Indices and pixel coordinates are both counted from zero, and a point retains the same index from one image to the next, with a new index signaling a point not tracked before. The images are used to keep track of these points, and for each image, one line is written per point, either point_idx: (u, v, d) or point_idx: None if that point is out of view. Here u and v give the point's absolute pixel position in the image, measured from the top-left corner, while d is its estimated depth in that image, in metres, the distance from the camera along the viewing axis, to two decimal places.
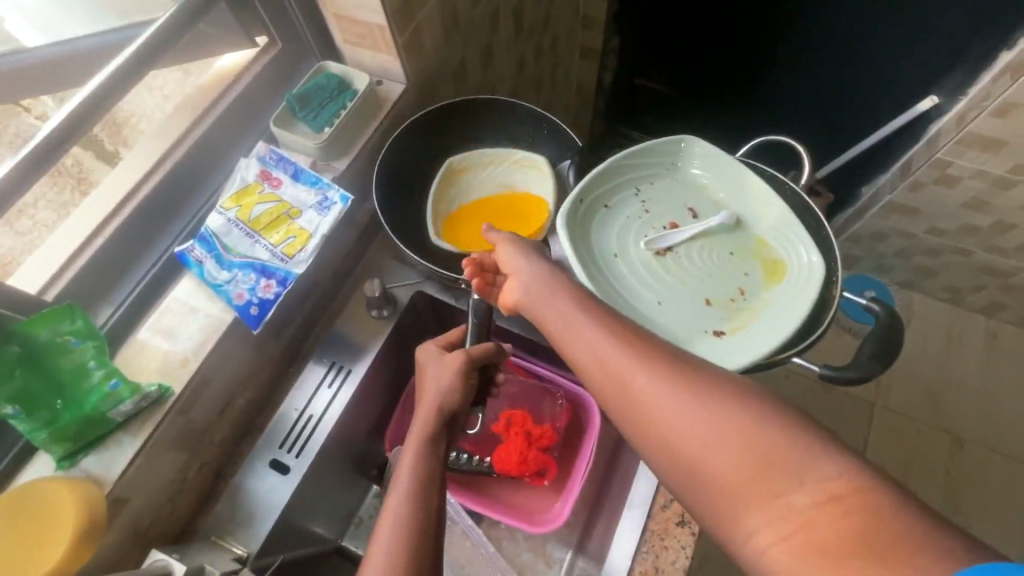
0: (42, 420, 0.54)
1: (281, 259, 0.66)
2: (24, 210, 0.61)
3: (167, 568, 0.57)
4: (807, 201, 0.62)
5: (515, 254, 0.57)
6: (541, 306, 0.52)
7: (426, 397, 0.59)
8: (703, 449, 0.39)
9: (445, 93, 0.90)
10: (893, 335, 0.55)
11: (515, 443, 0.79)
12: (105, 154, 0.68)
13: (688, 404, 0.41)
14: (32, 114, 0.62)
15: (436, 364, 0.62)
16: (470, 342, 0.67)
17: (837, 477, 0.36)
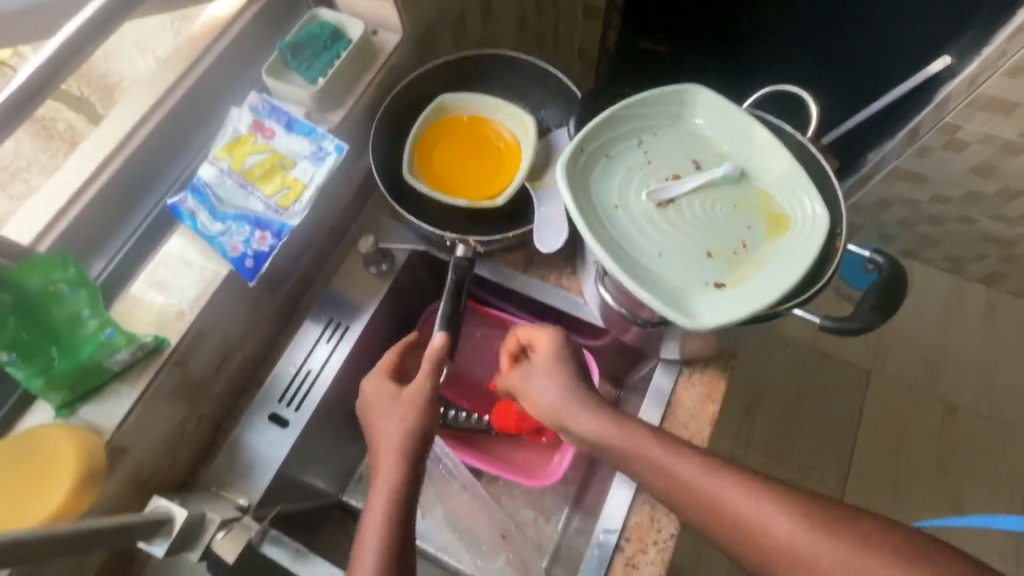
0: (37, 368, 0.54)
1: (276, 211, 0.64)
2: (18, 173, 0.62)
3: (169, 514, 0.57)
4: (813, 153, 0.62)
5: (549, 393, 0.64)
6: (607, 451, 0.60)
7: (383, 448, 0.60)
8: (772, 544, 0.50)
9: (443, 46, 0.87)
10: (895, 286, 0.54)
11: (514, 400, 0.80)
12: (94, 117, 0.66)
13: (745, 504, 0.51)
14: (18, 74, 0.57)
15: (387, 410, 0.62)
16: (444, 308, 0.73)
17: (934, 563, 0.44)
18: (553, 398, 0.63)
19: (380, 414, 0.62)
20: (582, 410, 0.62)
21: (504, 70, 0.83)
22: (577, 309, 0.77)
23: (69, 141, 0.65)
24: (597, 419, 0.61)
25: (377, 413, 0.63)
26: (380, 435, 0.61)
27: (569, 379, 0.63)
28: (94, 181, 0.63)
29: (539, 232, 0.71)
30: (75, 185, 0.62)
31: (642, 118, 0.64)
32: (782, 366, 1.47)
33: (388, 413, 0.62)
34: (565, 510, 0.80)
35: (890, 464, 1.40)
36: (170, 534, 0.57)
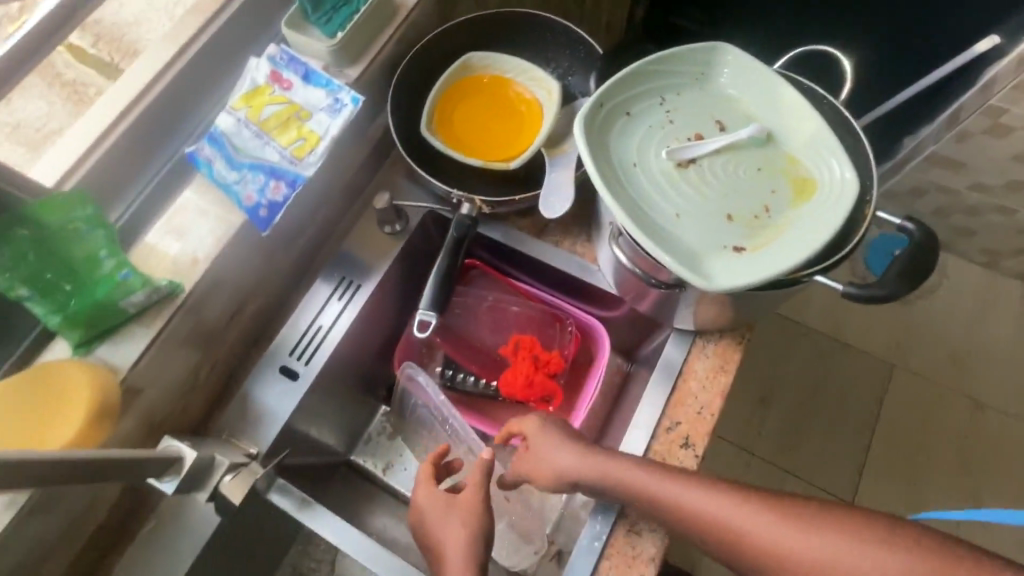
0: (55, 305, 0.56)
1: (291, 161, 0.64)
2: (51, 137, 0.62)
3: (179, 453, 0.59)
4: (845, 116, 0.59)
5: (552, 458, 0.63)
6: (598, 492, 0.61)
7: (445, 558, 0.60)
8: (790, 567, 0.50)
9: (466, 6, 0.86)
10: (927, 253, 0.51)
11: (523, 367, 0.79)
12: (103, 67, 0.64)
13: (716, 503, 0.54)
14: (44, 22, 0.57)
15: (444, 517, 0.62)
16: (441, 261, 0.73)
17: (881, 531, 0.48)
18: (556, 456, 0.63)
19: (438, 521, 0.62)
20: (590, 463, 0.61)
21: (526, 30, 0.81)
22: (591, 277, 0.76)
23: (75, 95, 0.63)
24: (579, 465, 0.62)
25: (433, 520, 0.62)
26: (443, 533, 0.61)
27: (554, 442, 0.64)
28: (118, 124, 0.63)
29: (547, 194, 0.70)
30: (103, 125, 0.62)
31: (666, 76, 0.61)
32: (800, 354, 1.44)
33: (445, 516, 0.62)
34: None
35: (908, 460, 1.36)
36: (178, 473, 0.58)
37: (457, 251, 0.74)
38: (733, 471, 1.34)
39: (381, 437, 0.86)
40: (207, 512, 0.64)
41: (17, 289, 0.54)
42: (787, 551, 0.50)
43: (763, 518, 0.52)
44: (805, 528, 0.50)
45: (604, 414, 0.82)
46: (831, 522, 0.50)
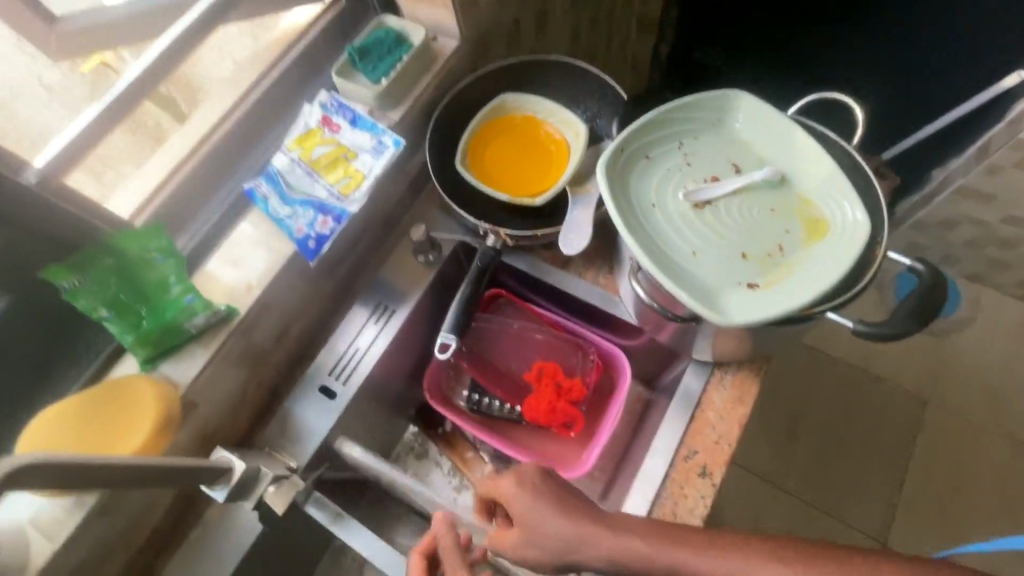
0: (129, 324, 0.63)
1: (338, 199, 0.71)
2: (109, 164, 0.67)
3: (230, 464, 0.64)
4: (857, 160, 0.62)
5: (541, 526, 0.56)
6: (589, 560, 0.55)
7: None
8: None
9: (498, 51, 0.92)
10: (936, 294, 0.54)
11: (545, 393, 0.82)
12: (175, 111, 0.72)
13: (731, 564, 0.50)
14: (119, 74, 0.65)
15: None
16: (466, 288, 0.78)
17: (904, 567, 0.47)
18: (548, 532, 0.55)
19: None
20: (584, 536, 0.54)
21: (556, 74, 0.87)
22: (613, 308, 0.80)
23: (154, 136, 0.70)
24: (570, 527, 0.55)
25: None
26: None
27: (542, 503, 0.57)
28: (187, 163, 0.71)
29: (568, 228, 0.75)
30: (175, 163, 0.71)
31: (684, 122, 0.66)
32: (827, 385, 1.43)
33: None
34: None
35: (942, 499, 1.32)
36: (228, 482, 0.64)
37: (481, 280, 0.79)
38: (756, 502, 1.33)
39: (408, 457, 0.90)
40: (250, 521, 0.69)
41: (99, 310, 0.61)
42: None
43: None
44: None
45: (625, 441, 0.85)
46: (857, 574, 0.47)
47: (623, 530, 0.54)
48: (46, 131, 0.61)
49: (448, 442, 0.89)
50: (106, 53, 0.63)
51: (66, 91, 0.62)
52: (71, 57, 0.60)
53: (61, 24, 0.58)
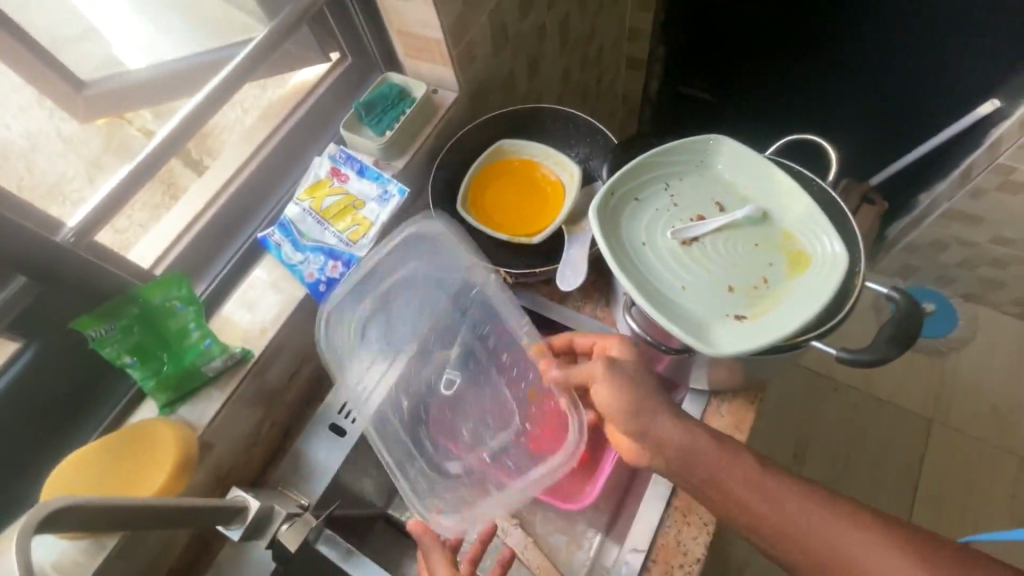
0: (151, 369, 0.66)
1: (346, 244, 0.76)
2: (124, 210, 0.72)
3: (245, 503, 0.67)
4: (832, 196, 0.66)
5: (634, 386, 0.65)
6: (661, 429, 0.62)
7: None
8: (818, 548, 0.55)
9: (495, 100, 0.98)
10: (913, 322, 0.57)
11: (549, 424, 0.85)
12: (192, 163, 0.78)
13: (768, 486, 0.58)
14: (133, 126, 0.71)
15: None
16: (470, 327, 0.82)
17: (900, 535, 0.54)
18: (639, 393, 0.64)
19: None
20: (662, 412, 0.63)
21: (550, 120, 0.92)
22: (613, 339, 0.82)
23: (168, 186, 0.76)
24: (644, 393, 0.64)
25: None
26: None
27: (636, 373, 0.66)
28: (205, 214, 0.76)
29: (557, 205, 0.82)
30: (194, 214, 0.76)
31: (669, 166, 0.70)
32: (830, 409, 1.44)
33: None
34: (597, 535, 0.84)
35: (954, 521, 1.31)
36: (244, 521, 0.66)
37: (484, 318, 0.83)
38: None
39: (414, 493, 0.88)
40: (264, 560, 0.71)
41: (124, 356, 0.64)
42: (818, 531, 0.55)
43: (826, 523, 0.55)
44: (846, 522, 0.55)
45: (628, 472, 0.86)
46: (886, 532, 0.54)
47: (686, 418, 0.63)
48: (73, 186, 0.66)
49: None
50: (127, 113, 0.70)
51: (82, 143, 0.68)
52: (94, 118, 0.68)
53: (88, 89, 0.66)
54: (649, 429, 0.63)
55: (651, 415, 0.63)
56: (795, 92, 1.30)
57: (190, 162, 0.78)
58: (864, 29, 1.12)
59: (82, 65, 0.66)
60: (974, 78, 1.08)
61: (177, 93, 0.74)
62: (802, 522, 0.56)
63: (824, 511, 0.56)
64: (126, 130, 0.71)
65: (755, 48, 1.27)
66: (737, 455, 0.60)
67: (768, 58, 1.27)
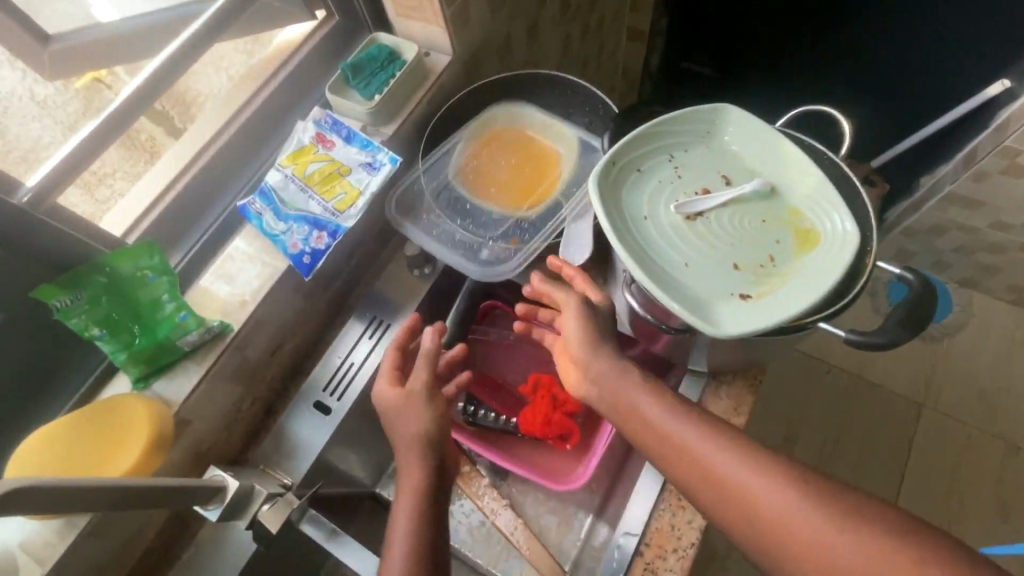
0: (122, 342, 0.63)
1: (333, 214, 0.71)
2: (103, 179, 0.66)
3: (224, 482, 0.64)
4: (844, 170, 0.63)
5: (589, 337, 0.63)
6: (617, 386, 0.60)
7: (407, 440, 0.65)
8: (765, 527, 0.49)
9: (490, 65, 0.93)
10: (924, 304, 0.55)
11: (541, 405, 0.84)
12: (174, 129, 0.73)
13: (716, 454, 0.53)
14: (113, 90, 0.65)
15: (400, 410, 0.67)
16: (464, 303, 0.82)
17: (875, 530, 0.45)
18: (599, 347, 0.62)
19: (399, 413, 0.67)
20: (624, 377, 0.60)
21: (550, 89, 0.87)
22: None
23: (149, 152, 0.71)
24: (600, 355, 0.62)
25: (392, 412, 0.67)
26: (404, 430, 0.66)
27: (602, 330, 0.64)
28: (181, 177, 0.72)
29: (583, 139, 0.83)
30: (168, 179, 0.71)
31: (674, 136, 0.67)
32: (823, 392, 1.43)
33: (413, 405, 0.67)
34: (587, 517, 0.83)
35: (941, 505, 1.32)
36: (223, 501, 0.63)
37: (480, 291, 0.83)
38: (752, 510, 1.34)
39: None
40: (245, 539, 0.69)
41: (90, 329, 0.60)
42: (764, 507, 0.49)
43: (768, 481, 0.50)
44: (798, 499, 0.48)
45: (621, 454, 0.85)
46: (827, 502, 0.47)
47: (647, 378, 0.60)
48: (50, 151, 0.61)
49: None
50: (102, 72, 0.64)
51: (58, 106, 0.62)
52: (67, 75, 0.61)
53: (54, 44, 0.59)
54: (594, 354, 0.62)
55: (595, 342, 0.62)
56: (798, 67, 1.26)
57: (172, 128, 0.73)
58: (865, 11, 1.09)
59: (51, 19, 0.59)
60: (979, 61, 1.03)
61: (148, 47, 0.67)
62: (745, 483, 0.50)
63: (757, 471, 0.51)
64: (106, 95, 0.64)
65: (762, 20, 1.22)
66: (677, 406, 0.57)
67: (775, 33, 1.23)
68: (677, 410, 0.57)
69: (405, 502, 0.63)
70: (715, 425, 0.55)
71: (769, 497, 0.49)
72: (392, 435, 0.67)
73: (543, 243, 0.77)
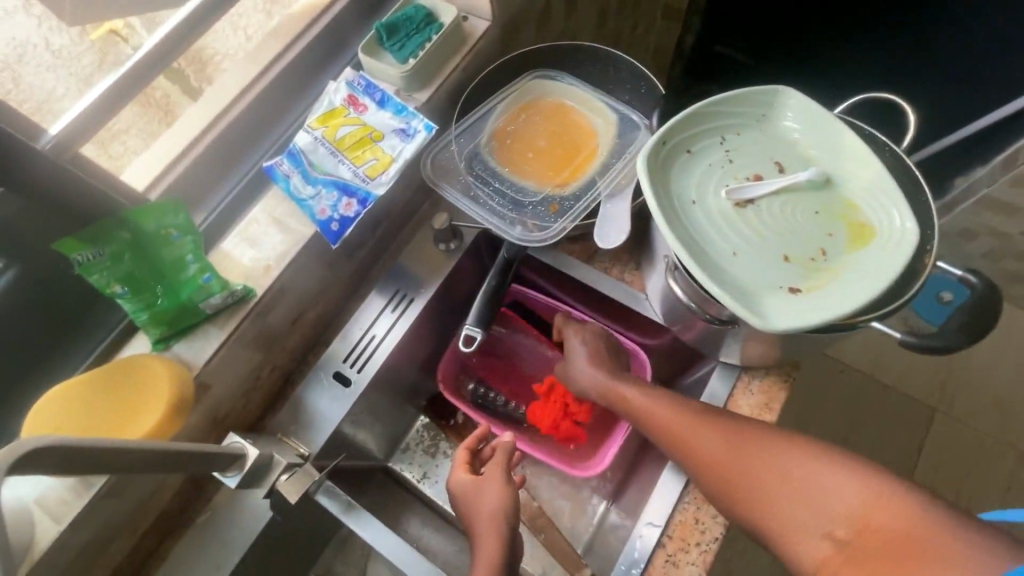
0: (144, 302, 0.60)
1: (363, 180, 0.68)
2: (117, 134, 0.63)
3: (242, 450, 0.63)
4: (906, 164, 0.60)
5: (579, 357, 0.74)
6: (607, 393, 0.70)
7: (488, 515, 0.65)
8: (718, 475, 0.58)
9: (528, 35, 0.89)
10: (982, 307, 0.58)
11: (550, 409, 0.83)
12: (189, 88, 0.68)
13: (677, 416, 0.63)
14: (130, 44, 0.60)
15: (476, 494, 0.67)
16: (493, 277, 0.78)
17: (807, 471, 0.54)
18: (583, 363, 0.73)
19: (476, 497, 0.67)
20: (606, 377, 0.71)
21: (591, 62, 0.83)
22: (638, 305, 0.77)
23: (164, 111, 0.66)
24: (594, 370, 0.72)
25: (468, 499, 0.67)
26: (480, 511, 0.65)
27: (593, 345, 0.75)
28: (206, 134, 0.69)
29: (623, 115, 0.78)
30: (193, 137, 0.68)
31: (727, 116, 0.63)
32: (838, 393, 1.41)
33: (484, 485, 0.67)
34: (601, 503, 0.83)
35: None
36: (242, 468, 0.62)
37: (508, 269, 0.79)
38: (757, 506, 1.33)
39: (417, 447, 0.89)
40: (261, 508, 0.68)
41: (113, 286, 0.58)
42: (716, 458, 0.59)
43: (715, 438, 0.59)
44: (741, 449, 0.58)
45: (640, 442, 0.84)
46: (765, 451, 0.57)
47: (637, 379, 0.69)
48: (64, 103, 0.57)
49: (460, 434, 0.89)
50: (117, 25, 0.59)
51: (73, 58, 0.58)
52: (84, 23, 0.57)
53: None
54: (586, 369, 0.73)
55: (600, 362, 0.73)
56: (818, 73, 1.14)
57: (187, 87, 0.68)
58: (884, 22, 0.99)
59: None
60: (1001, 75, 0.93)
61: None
62: (697, 438, 0.60)
63: (711, 429, 0.60)
64: (122, 49, 0.60)
65: (793, 16, 1.08)
66: (647, 388, 0.67)
67: (806, 33, 1.09)
68: (647, 389, 0.67)
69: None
70: (675, 397, 0.65)
71: (717, 449, 0.59)
72: (472, 524, 0.66)
73: (573, 222, 0.72)
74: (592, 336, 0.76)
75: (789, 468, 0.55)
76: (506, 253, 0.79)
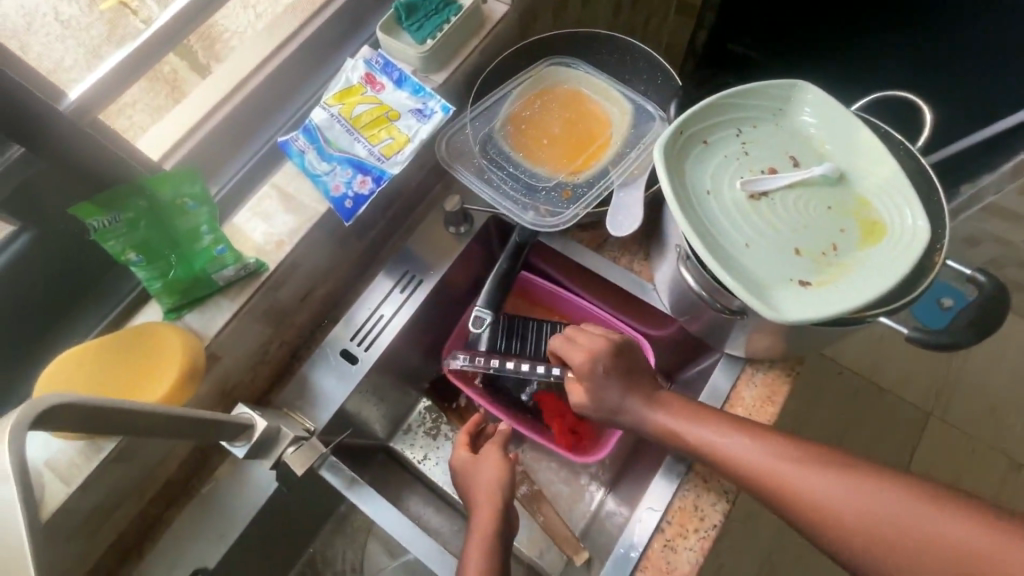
0: (158, 271, 0.61)
1: (378, 158, 0.68)
2: (123, 108, 0.63)
3: (251, 421, 0.63)
4: (921, 163, 0.60)
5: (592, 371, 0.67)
6: (633, 413, 0.66)
7: (485, 490, 0.66)
8: (795, 507, 0.52)
9: (546, 20, 0.89)
10: (988, 309, 0.58)
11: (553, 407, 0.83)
12: (197, 65, 0.68)
13: (738, 443, 0.57)
14: (139, 17, 0.59)
15: (476, 468, 0.69)
16: (503, 261, 0.79)
17: (899, 497, 0.48)
18: (596, 376, 0.67)
19: (476, 473, 0.68)
20: (641, 396, 0.66)
21: (609, 50, 0.82)
22: (645, 295, 0.78)
23: (171, 86, 0.66)
24: (624, 392, 0.66)
25: (468, 472, 0.69)
26: (479, 485, 0.67)
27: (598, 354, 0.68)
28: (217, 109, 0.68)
29: (638, 105, 0.78)
30: (205, 111, 0.68)
31: (745, 109, 0.63)
32: (835, 393, 1.42)
33: (484, 461, 0.68)
34: (599, 490, 0.84)
35: None
36: (250, 439, 0.63)
37: (518, 256, 0.80)
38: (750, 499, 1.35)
39: (419, 428, 0.90)
40: (265, 478, 0.69)
41: (127, 253, 0.58)
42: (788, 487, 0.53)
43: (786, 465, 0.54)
44: (817, 475, 0.52)
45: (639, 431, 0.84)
46: (845, 475, 0.51)
47: (671, 399, 0.65)
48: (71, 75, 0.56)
49: (461, 416, 0.90)
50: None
51: (83, 28, 0.57)
52: None
53: None
54: (607, 384, 0.67)
55: (615, 374, 0.67)
56: (828, 73, 1.14)
57: (195, 64, 0.67)
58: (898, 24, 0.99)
59: None
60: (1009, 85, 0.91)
61: None
62: (765, 465, 0.55)
63: (777, 453, 0.55)
64: (131, 22, 0.59)
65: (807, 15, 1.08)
66: (695, 411, 0.63)
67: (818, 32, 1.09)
68: (699, 413, 0.62)
69: (473, 554, 0.60)
70: (733, 420, 0.60)
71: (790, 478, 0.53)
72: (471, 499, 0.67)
73: (585, 209, 0.73)
74: (609, 361, 0.67)
75: (875, 496, 0.49)
76: (517, 240, 0.79)
